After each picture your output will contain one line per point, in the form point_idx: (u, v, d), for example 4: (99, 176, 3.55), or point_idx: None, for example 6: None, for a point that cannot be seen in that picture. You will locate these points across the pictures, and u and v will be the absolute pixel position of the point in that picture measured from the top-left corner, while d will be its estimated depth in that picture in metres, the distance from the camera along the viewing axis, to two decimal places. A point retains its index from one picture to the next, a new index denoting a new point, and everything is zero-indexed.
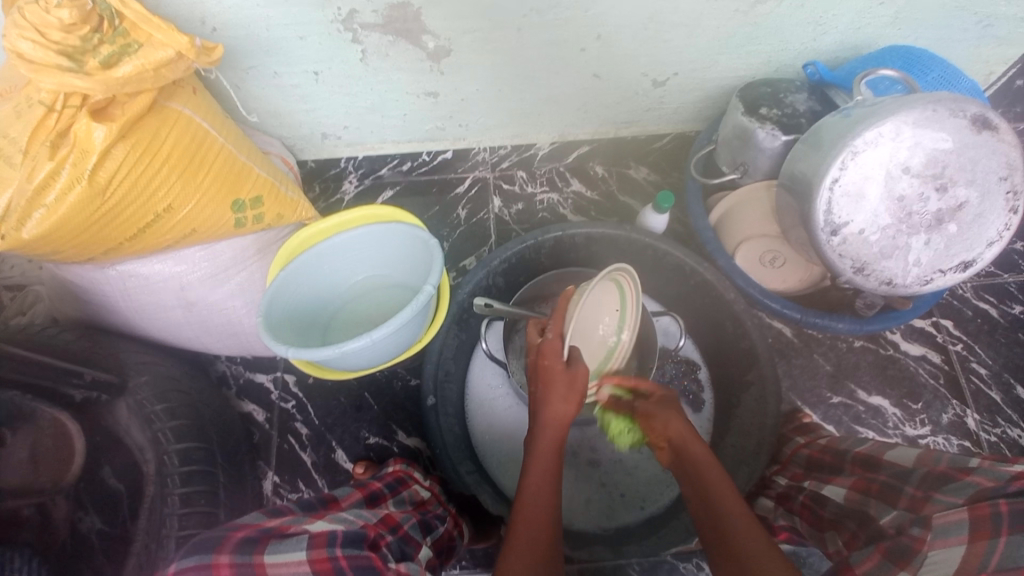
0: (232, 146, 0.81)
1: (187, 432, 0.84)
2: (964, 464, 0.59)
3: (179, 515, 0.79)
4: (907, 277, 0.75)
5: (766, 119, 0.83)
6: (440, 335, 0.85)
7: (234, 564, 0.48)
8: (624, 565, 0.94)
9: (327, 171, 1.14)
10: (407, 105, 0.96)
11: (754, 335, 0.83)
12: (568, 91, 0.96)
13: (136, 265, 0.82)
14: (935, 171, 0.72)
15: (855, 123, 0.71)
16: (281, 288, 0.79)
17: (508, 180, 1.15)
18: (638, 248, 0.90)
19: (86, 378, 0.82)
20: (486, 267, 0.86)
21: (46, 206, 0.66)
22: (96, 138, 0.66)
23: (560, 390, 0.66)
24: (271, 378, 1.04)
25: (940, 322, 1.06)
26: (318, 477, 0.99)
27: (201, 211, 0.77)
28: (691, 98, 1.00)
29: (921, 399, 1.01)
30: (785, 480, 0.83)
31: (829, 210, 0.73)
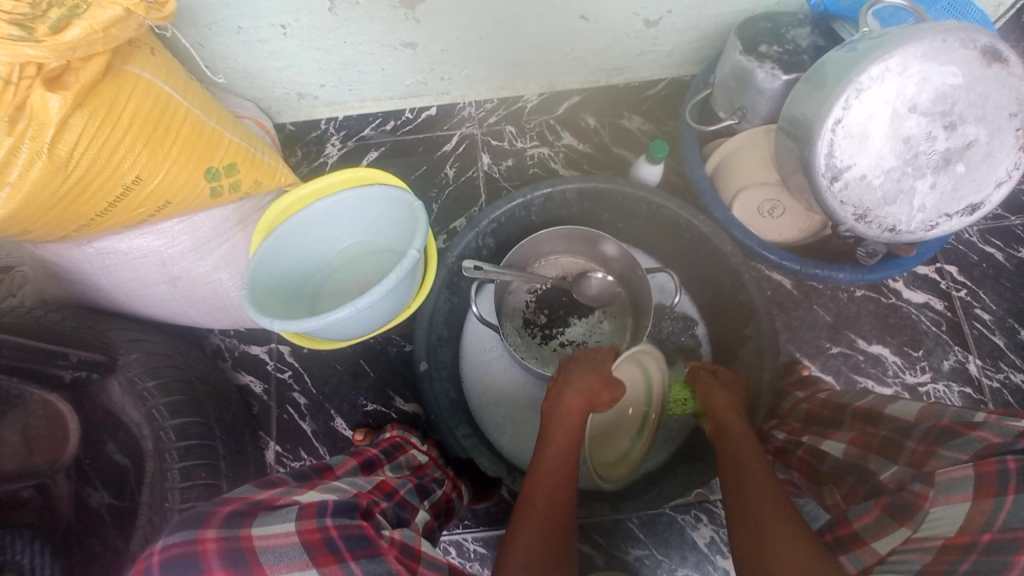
0: (199, 110, 0.76)
1: (182, 407, 0.84)
2: (968, 419, 0.57)
3: (180, 488, 0.80)
4: (912, 222, 0.71)
5: (766, 57, 0.78)
6: (430, 299, 0.83)
7: (220, 538, 0.48)
8: (624, 518, 0.96)
9: (308, 134, 1.09)
10: (385, 58, 0.91)
11: (752, 289, 0.81)
12: (555, 36, 0.90)
13: (113, 241, 0.80)
14: (944, 107, 0.67)
15: (861, 56, 0.66)
16: (265, 258, 0.77)
17: (497, 137, 1.10)
18: (632, 202, 0.87)
19: (71, 359, 0.79)
20: (475, 227, 0.83)
21: (10, 184, 0.63)
22: (52, 109, 0.62)
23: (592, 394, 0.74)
24: (266, 350, 1.03)
25: (944, 269, 1.03)
26: (319, 445, 1.00)
27: (174, 179, 0.74)
28: (687, 38, 0.94)
29: (922, 346, 1.00)
30: (782, 434, 0.83)
31: (831, 153, 0.69)
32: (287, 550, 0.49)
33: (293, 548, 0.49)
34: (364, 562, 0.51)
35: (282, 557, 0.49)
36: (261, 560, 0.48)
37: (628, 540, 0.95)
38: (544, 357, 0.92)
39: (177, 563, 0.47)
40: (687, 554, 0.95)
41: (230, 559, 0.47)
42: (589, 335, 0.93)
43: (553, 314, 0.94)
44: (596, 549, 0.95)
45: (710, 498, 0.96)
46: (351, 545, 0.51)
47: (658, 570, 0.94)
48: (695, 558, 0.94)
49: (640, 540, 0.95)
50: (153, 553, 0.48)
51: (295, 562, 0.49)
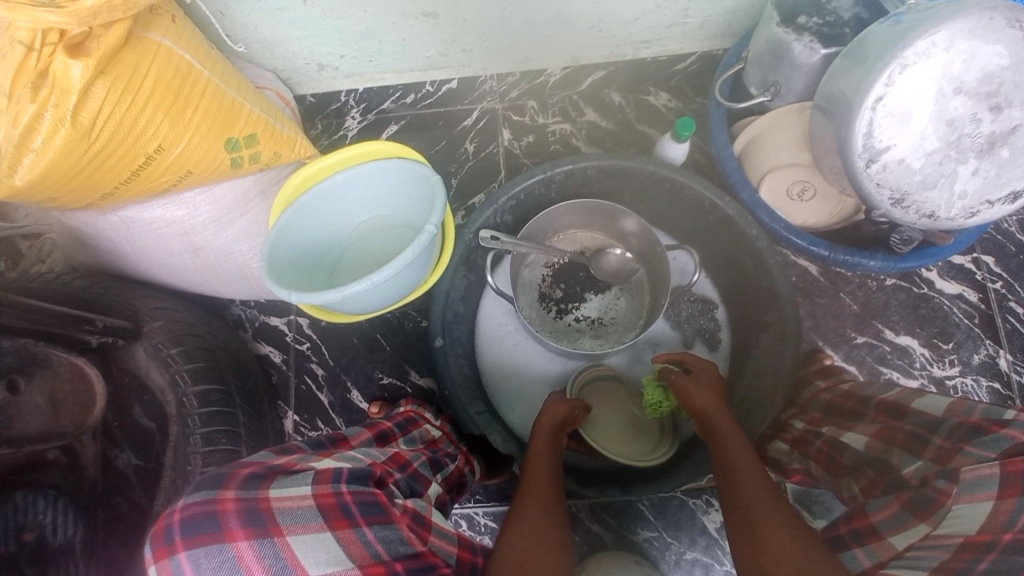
0: (219, 79, 0.76)
1: (204, 374, 0.86)
2: (998, 417, 0.55)
3: (202, 453, 0.82)
4: (951, 209, 0.68)
5: (804, 29, 0.74)
6: (447, 276, 0.83)
7: (239, 499, 0.50)
8: (634, 500, 0.96)
9: (328, 106, 1.08)
10: (405, 28, 0.89)
11: (776, 275, 0.79)
12: (581, 6, 0.87)
13: (138, 211, 0.81)
14: (990, 88, 0.63)
15: (908, 29, 0.62)
16: (284, 230, 0.77)
17: (518, 111, 1.08)
18: (656, 182, 0.84)
19: (97, 325, 0.82)
20: (493, 204, 0.82)
21: (35, 151, 0.64)
22: (75, 77, 0.63)
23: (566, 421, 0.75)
24: (285, 321, 1.04)
25: (980, 259, 0.99)
26: (336, 416, 1.01)
27: (195, 149, 0.74)
28: (719, 10, 0.90)
29: (953, 339, 0.97)
30: (801, 424, 0.82)
31: (869, 133, 0.65)
32: (303, 513, 0.50)
33: (309, 511, 0.51)
34: (377, 528, 0.52)
35: (299, 519, 0.50)
36: (278, 520, 0.49)
37: (638, 522, 0.95)
38: (558, 331, 0.92)
39: (198, 520, 0.48)
40: (697, 538, 0.95)
41: (249, 518, 0.48)
42: (604, 311, 0.93)
43: (569, 289, 0.93)
44: (605, 528, 0.96)
45: None
46: (365, 511, 0.53)
47: (667, 553, 0.94)
48: (704, 542, 0.94)
49: (650, 522, 0.95)
50: (173, 511, 0.49)
51: (311, 524, 0.50)
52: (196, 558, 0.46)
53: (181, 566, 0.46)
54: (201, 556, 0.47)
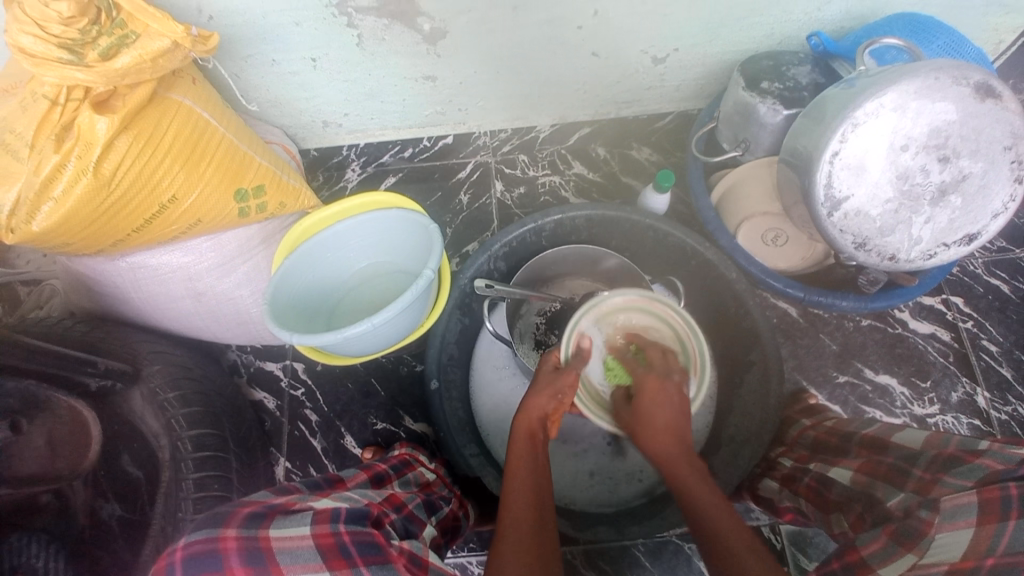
0: (232, 135, 0.81)
1: (200, 418, 0.87)
2: (972, 447, 0.59)
3: (194, 498, 0.82)
4: (911, 252, 0.74)
5: (768, 93, 0.82)
6: (442, 319, 0.86)
7: (240, 537, 0.50)
8: (629, 546, 0.96)
9: (330, 160, 1.14)
10: (406, 89, 0.96)
11: (757, 316, 0.83)
12: (567, 71, 0.95)
13: (146, 257, 0.84)
14: (937, 142, 0.70)
15: (858, 92, 0.70)
16: (286, 276, 0.81)
17: (510, 165, 1.15)
18: (640, 229, 0.90)
19: (100, 367, 0.84)
20: (488, 250, 0.86)
21: (54, 200, 0.68)
22: (100, 131, 0.68)
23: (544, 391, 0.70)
24: (281, 366, 1.06)
25: (950, 299, 1.04)
26: (328, 462, 1.01)
27: (206, 199, 0.78)
28: (693, 75, 0.99)
29: (930, 377, 1.01)
30: (790, 462, 0.84)
31: (830, 184, 0.72)
32: (303, 552, 0.51)
33: (309, 551, 0.51)
34: (375, 568, 0.52)
35: (299, 558, 0.50)
36: (278, 560, 0.50)
37: (634, 568, 0.94)
38: None
39: (198, 560, 0.48)
40: None
41: (250, 557, 0.49)
42: None
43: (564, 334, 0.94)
44: None
45: None
46: (363, 551, 0.53)
47: None
48: None
49: (646, 569, 0.94)
50: (177, 549, 0.50)
51: (310, 563, 0.50)
52: None
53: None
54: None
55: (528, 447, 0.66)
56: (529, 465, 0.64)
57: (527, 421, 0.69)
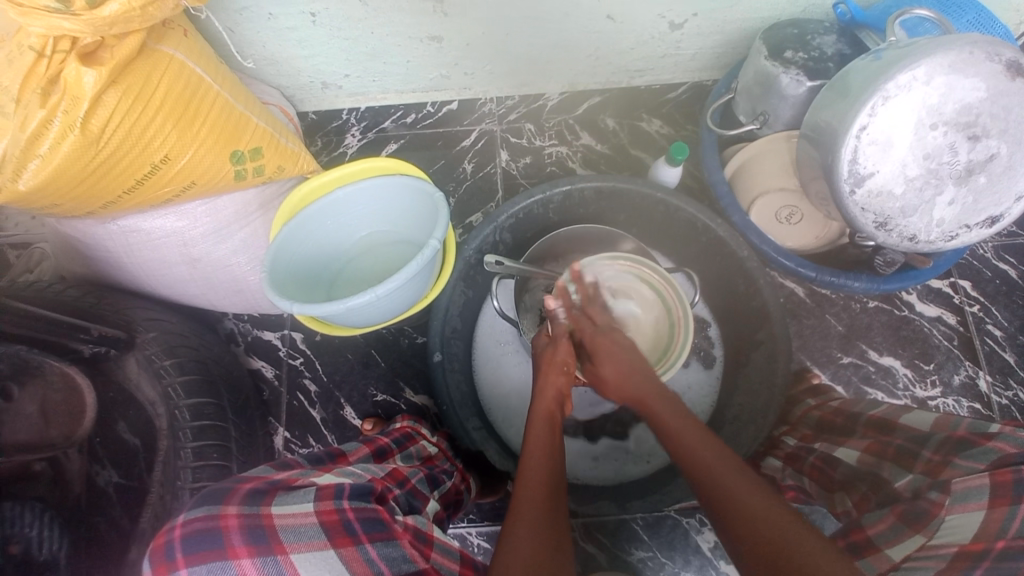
0: (228, 93, 0.77)
1: (198, 387, 0.85)
2: (983, 430, 0.58)
3: (193, 468, 0.81)
4: (931, 233, 0.72)
5: (791, 63, 0.79)
6: (446, 291, 0.84)
7: (242, 515, 0.49)
8: (628, 519, 0.96)
9: (329, 124, 1.10)
10: (410, 50, 0.91)
11: (767, 294, 0.81)
12: (580, 35, 0.91)
13: (138, 221, 0.80)
14: (967, 119, 0.68)
15: (888, 65, 0.66)
16: (285, 243, 0.78)
17: (516, 134, 1.11)
18: (650, 203, 0.87)
19: (92, 334, 0.81)
20: (493, 222, 0.83)
21: (41, 156, 0.64)
22: (87, 85, 0.63)
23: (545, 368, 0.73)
24: (279, 336, 1.04)
25: (957, 283, 1.03)
26: (328, 432, 1.00)
27: (200, 160, 0.75)
28: (710, 43, 0.94)
29: (933, 359, 1.00)
30: (793, 441, 0.84)
31: (854, 160, 0.69)
32: (307, 530, 0.50)
33: (313, 529, 0.50)
34: (380, 546, 0.52)
35: (302, 536, 0.49)
36: (282, 538, 0.49)
37: (632, 541, 0.95)
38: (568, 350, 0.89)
39: (198, 537, 0.47)
40: (691, 558, 0.95)
41: (252, 535, 0.48)
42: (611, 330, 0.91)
43: None
44: (599, 549, 0.95)
45: None
46: (368, 528, 0.52)
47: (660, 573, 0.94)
48: (698, 562, 0.94)
49: (643, 542, 0.95)
50: (175, 526, 0.49)
51: (314, 542, 0.49)
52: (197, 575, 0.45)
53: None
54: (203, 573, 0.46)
55: (547, 430, 0.67)
56: (546, 448, 0.65)
57: (544, 406, 0.70)
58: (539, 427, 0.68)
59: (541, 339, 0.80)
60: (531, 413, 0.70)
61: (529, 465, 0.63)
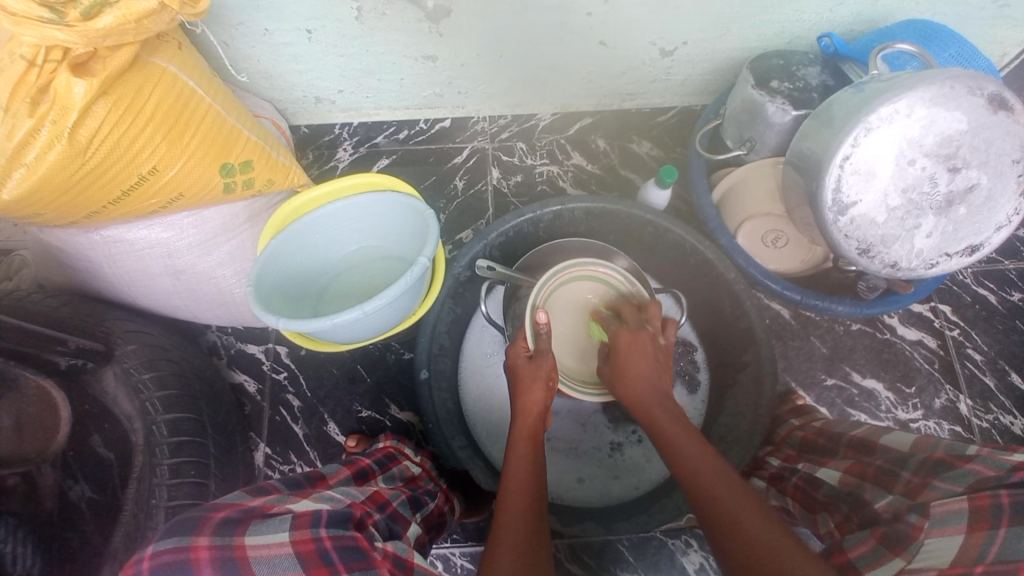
0: (220, 106, 0.77)
1: (177, 402, 0.83)
2: (961, 452, 0.59)
3: (169, 485, 0.79)
4: (912, 261, 0.73)
5: (777, 92, 0.81)
6: (435, 307, 0.84)
7: (213, 547, 0.48)
8: (614, 541, 0.95)
9: (321, 137, 1.10)
10: (405, 69, 0.92)
11: (752, 316, 0.82)
12: (572, 58, 0.92)
13: (122, 231, 0.79)
14: (948, 151, 0.70)
15: (870, 98, 0.68)
16: (272, 257, 0.77)
17: (508, 152, 1.12)
18: (639, 224, 0.88)
19: (69, 346, 0.79)
20: (483, 239, 0.84)
21: (26, 165, 0.63)
22: (76, 94, 0.63)
23: (524, 382, 0.72)
24: (263, 350, 1.02)
25: (938, 307, 1.05)
26: (310, 449, 0.98)
27: (189, 172, 0.74)
28: (700, 69, 0.97)
29: (915, 383, 1.02)
30: (777, 461, 0.84)
31: (838, 188, 0.70)
32: (281, 561, 0.49)
33: (287, 560, 0.49)
34: (359, 575, 0.50)
35: (276, 568, 0.48)
36: (254, 569, 0.48)
37: (617, 563, 0.94)
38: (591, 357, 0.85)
39: (169, 569, 0.46)
40: None
41: (223, 568, 0.47)
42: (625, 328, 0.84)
43: None
44: (584, 570, 0.94)
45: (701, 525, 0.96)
46: (345, 557, 0.51)
47: None
48: None
49: (629, 564, 0.94)
50: (143, 559, 0.48)
51: (289, 573, 0.48)
52: None
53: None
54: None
55: (530, 449, 0.66)
56: (526, 468, 0.64)
57: (525, 425, 0.69)
58: (521, 446, 0.67)
59: (519, 352, 0.77)
60: (512, 434, 0.69)
61: (509, 488, 0.62)
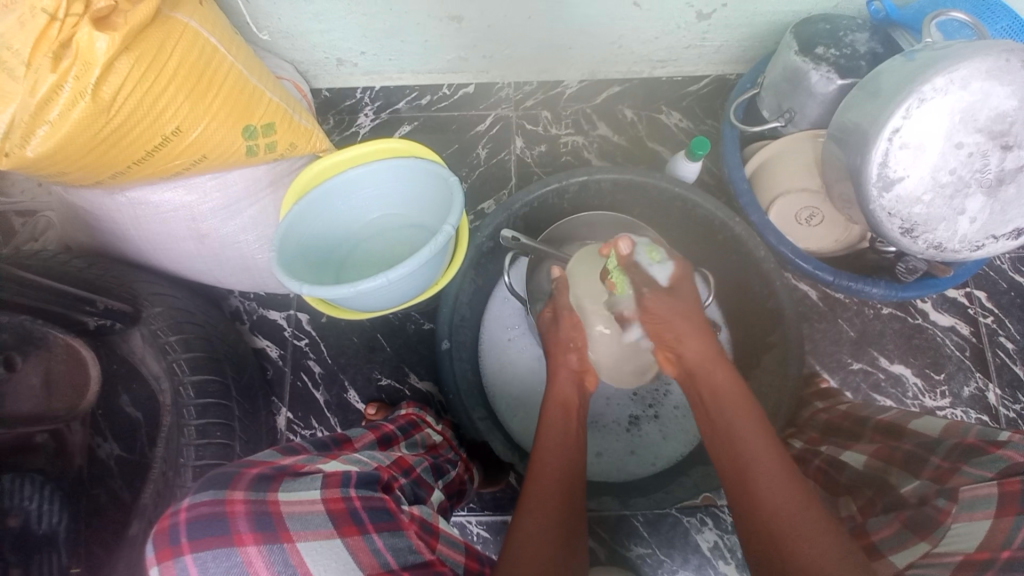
0: (242, 65, 0.76)
1: (203, 363, 0.84)
2: (993, 438, 0.58)
3: (196, 445, 0.81)
4: (957, 242, 0.70)
5: (821, 59, 0.77)
6: (457, 278, 0.83)
7: (248, 501, 0.48)
8: (629, 515, 0.96)
9: (342, 102, 1.08)
10: (429, 30, 0.89)
11: (782, 296, 0.80)
12: (605, 20, 0.88)
13: (146, 193, 0.79)
14: (1001, 127, 0.66)
15: (923, 67, 0.65)
16: (295, 222, 0.77)
17: (532, 121, 1.09)
18: (668, 198, 0.85)
19: (99, 306, 0.80)
20: (507, 209, 0.82)
21: (50, 123, 0.62)
22: (100, 50, 0.61)
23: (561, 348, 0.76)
24: (284, 316, 1.03)
25: (973, 293, 1.02)
26: (331, 415, 1.00)
27: (211, 134, 0.73)
28: (737, 35, 0.92)
29: (944, 370, 0.99)
30: (799, 443, 0.83)
31: (884, 164, 0.67)
32: (313, 518, 0.50)
33: (319, 517, 0.50)
34: (386, 535, 0.51)
35: (309, 524, 0.49)
36: (288, 525, 0.48)
37: (631, 538, 0.95)
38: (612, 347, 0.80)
39: (205, 521, 0.46)
40: (690, 557, 0.95)
41: (258, 522, 0.47)
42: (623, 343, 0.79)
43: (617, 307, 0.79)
44: (599, 543, 0.95)
45: (717, 503, 0.96)
46: (374, 517, 0.52)
47: (659, 570, 0.94)
48: (697, 562, 0.94)
49: (643, 539, 0.95)
50: (180, 510, 0.48)
51: (321, 530, 0.49)
52: (203, 560, 0.45)
53: (189, 569, 0.45)
54: (209, 559, 0.45)
55: (563, 419, 0.69)
56: (561, 437, 0.67)
57: (561, 394, 0.73)
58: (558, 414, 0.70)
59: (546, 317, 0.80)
60: (547, 403, 0.72)
61: (544, 454, 0.65)
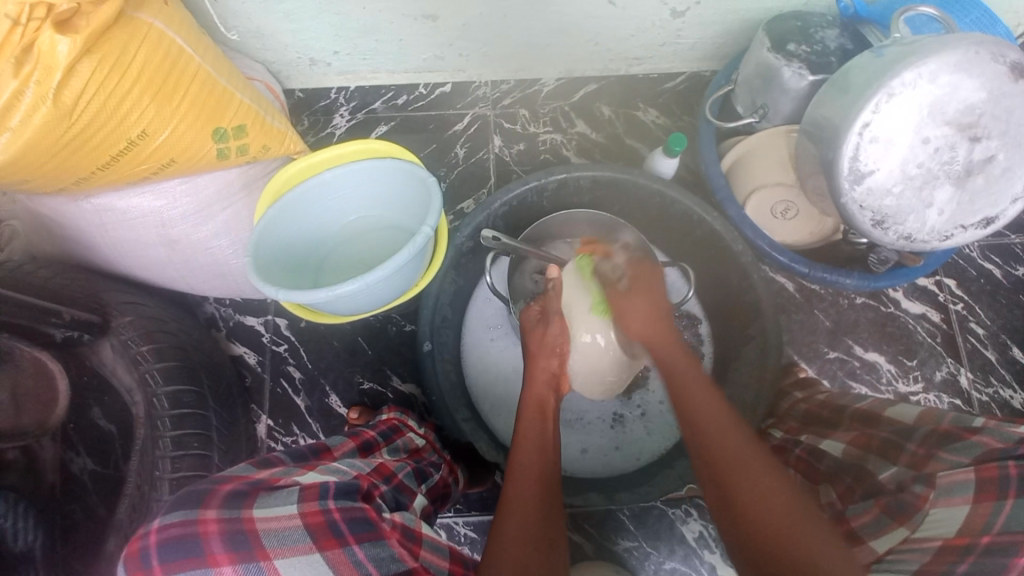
0: (210, 66, 0.74)
1: (177, 373, 0.82)
2: (968, 424, 0.59)
3: (172, 458, 0.78)
4: (926, 233, 0.72)
5: (794, 56, 0.78)
6: (438, 279, 0.82)
7: (222, 519, 0.47)
8: (615, 510, 0.97)
9: (316, 102, 1.06)
10: (404, 29, 0.88)
11: (760, 289, 0.81)
12: (581, 18, 0.88)
13: (113, 199, 0.76)
14: (970, 119, 0.68)
15: (891, 62, 0.66)
16: (270, 226, 0.75)
17: (510, 119, 1.07)
18: (646, 195, 0.86)
19: (64, 317, 0.77)
20: (486, 209, 0.81)
21: (11, 130, 0.60)
22: (61, 54, 0.59)
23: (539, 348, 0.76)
24: (262, 321, 1.01)
25: (943, 281, 1.05)
26: (312, 421, 0.98)
27: (179, 137, 0.71)
28: (711, 32, 0.93)
29: (916, 356, 1.02)
30: (780, 432, 0.84)
31: (855, 157, 0.69)
32: (290, 534, 0.49)
33: (297, 532, 0.49)
34: (367, 546, 0.50)
35: (285, 540, 0.48)
36: (264, 543, 0.48)
37: (618, 532, 0.96)
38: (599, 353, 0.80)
39: (174, 544, 0.46)
40: (676, 548, 0.95)
41: (233, 542, 0.47)
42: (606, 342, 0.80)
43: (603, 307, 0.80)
44: (586, 539, 0.96)
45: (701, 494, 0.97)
46: (355, 529, 0.51)
47: (646, 562, 0.95)
48: (683, 553, 0.95)
49: (630, 533, 0.96)
50: (149, 532, 0.47)
51: (298, 545, 0.48)
52: None
53: None
54: None
55: (537, 422, 0.69)
56: (539, 437, 0.67)
57: (535, 398, 0.72)
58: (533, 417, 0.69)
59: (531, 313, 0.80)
60: (523, 407, 0.71)
61: (522, 457, 0.64)
